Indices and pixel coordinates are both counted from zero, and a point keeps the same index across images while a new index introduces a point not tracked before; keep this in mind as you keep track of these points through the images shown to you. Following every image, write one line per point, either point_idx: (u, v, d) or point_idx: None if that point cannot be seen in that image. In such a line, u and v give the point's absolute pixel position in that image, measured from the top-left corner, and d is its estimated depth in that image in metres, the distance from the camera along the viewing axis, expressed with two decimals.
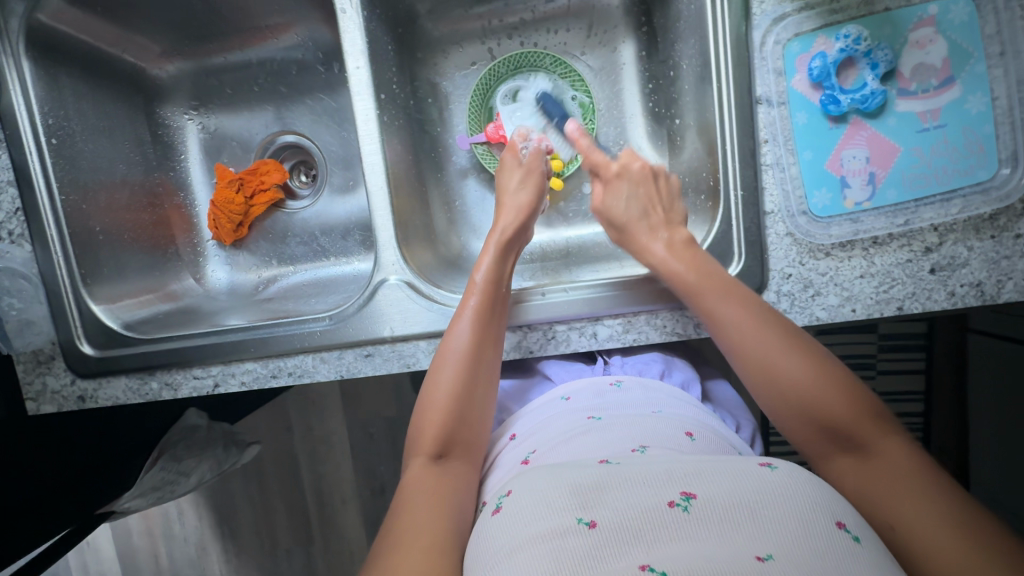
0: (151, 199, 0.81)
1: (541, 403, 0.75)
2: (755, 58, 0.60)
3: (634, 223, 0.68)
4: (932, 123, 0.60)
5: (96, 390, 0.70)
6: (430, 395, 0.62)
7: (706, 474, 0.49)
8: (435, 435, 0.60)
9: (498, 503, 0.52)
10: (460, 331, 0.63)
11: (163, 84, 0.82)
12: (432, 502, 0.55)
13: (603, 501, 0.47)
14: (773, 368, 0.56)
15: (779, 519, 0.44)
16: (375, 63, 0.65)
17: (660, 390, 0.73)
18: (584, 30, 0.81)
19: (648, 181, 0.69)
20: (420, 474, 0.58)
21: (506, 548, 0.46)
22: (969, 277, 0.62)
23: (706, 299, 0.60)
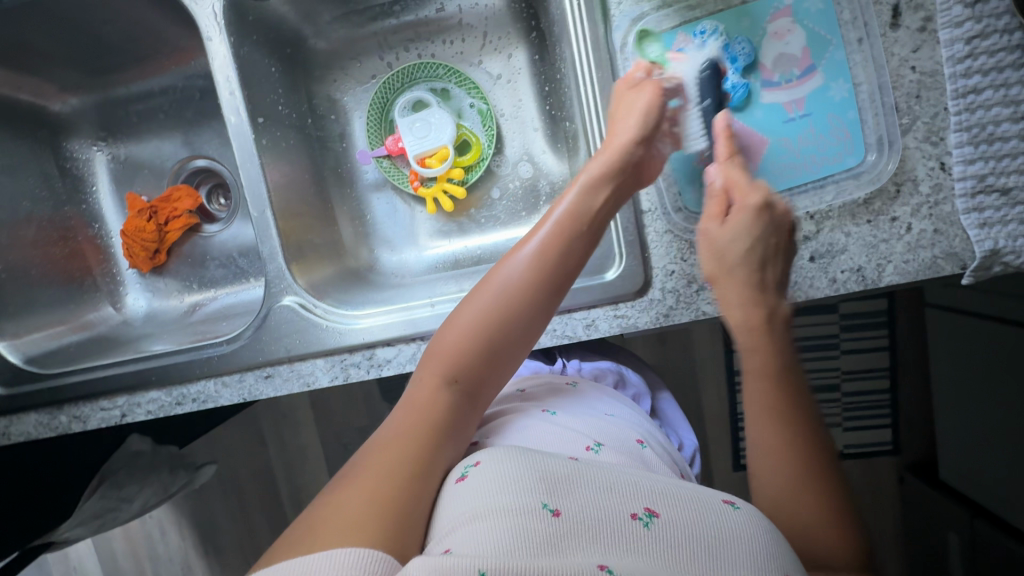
0: (62, 233, 0.82)
1: (496, 394, 0.76)
2: (618, 59, 0.61)
3: (731, 265, 0.58)
4: (798, 112, 0.60)
5: (8, 426, 0.71)
6: (457, 326, 0.58)
7: (673, 496, 0.50)
8: (452, 370, 0.56)
9: (465, 471, 0.50)
10: (513, 270, 0.59)
11: (67, 118, 0.83)
12: (403, 452, 0.51)
13: (570, 493, 0.47)
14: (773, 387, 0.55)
15: (734, 560, 0.45)
16: (251, 88, 0.66)
17: (612, 394, 0.76)
18: (479, 38, 0.81)
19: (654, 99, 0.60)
20: (423, 401, 0.55)
21: (465, 516, 0.46)
22: (849, 263, 0.61)
23: (723, 288, 0.59)
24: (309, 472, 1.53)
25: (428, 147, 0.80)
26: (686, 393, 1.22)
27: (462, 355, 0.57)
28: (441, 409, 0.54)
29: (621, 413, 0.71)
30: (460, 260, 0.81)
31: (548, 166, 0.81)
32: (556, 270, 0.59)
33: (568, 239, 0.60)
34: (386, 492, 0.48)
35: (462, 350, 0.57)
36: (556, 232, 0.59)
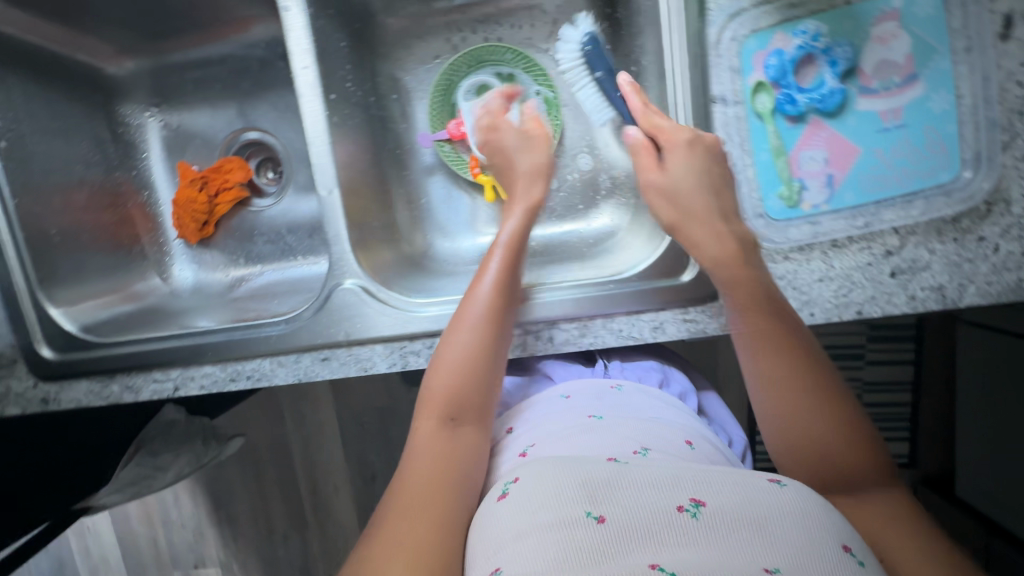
0: (112, 199, 0.80)
1: (538, 395, 0.75)
2: (711, 56, 0.58)
3: (695, 216, 0.62)
4: (893, 122, 0.58)
5: (59, 393, 0.71)
6: (439, 360, 0.63)
7: (716, 484, 0.50)
8: (445, 398, 0.61)
9: (504, 489, 0.55)
10: (476, 305, 0.63)
11: (122, 82, 0.81)
12: (434, 475, 0.57)
13: (614, 498, 0.49)
14: (784, 391, 0.61)
15: (789, 537, 0.46)
16: (324, 63, 0.64)
17: (659, 398, 0.73)
18: (548, 24, 0.79)
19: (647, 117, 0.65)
20: (427, 437, 0.60)
21: (515, 533, 0.49)
22: (930, 281, 0.60)
23: (734, 301, 0.61)
24: (327, 448, 1.53)
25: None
26: None
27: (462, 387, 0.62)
28: (449, 442, 0.60)
29: (669, 415, 0.70)
30: None
31: (611, 159, 0.79)
32: (505, 310, 0.64)
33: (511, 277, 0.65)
34: (432, 514, 0.55)
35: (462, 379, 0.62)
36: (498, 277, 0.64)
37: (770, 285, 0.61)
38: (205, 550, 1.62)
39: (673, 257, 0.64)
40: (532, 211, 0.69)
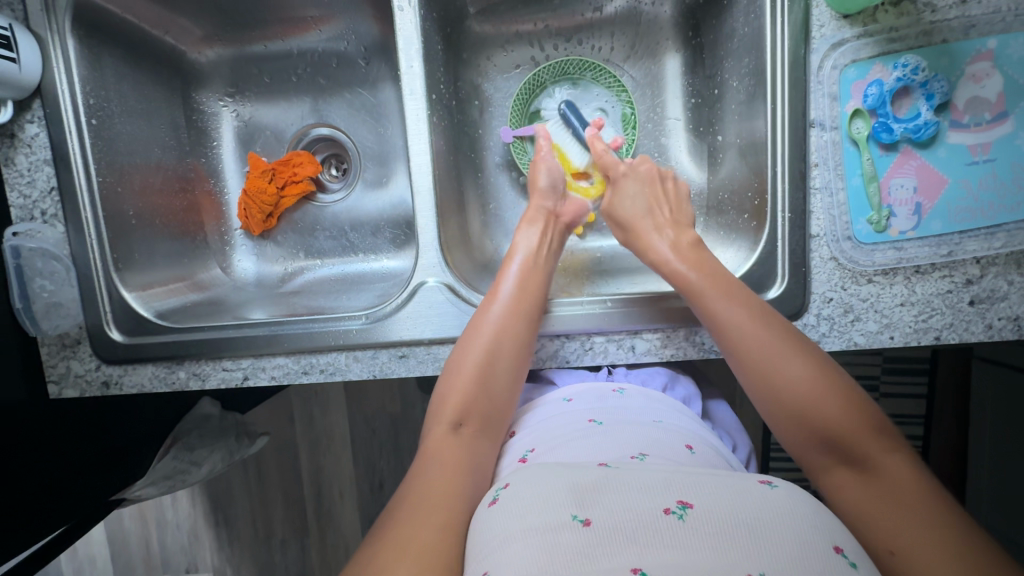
0: (183, 184, 0.80)
1: (542, 399, 0.72)
2: (811, 81, 0.61)
3: (639, 221, 0.70)
4: (982, 156, 0.60)
5: (121, 377, 0.69)
6: (454, 374, 0.63)
7: (704, 486, 0.49)
8: (457, 404, 0.61)
9: (495, 495, 0.53)
10: (489, 317, 0.64)
11: (201, 69, 0.81)
12: (446, 476, 0.56)
13: (599, 501, 0.48)
14: (773, 372, 0.57)
15: (777, 538, 0.44)
16: (427, 64, 0.65)
17: (665, 403, 0.70)
18: (628, 44, 0.81)
19: (656, 182, 0.72)
20: (439, 442, 0.60)
21: (498, 538, 0.47)
22: (1007, 311, 0.62)
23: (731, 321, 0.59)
24: (336, 453, 1.50)
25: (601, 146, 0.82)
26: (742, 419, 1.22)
27: (483, 395, 0.62)
28: (461, 446, 0.59)
29: (671, 420, 0.66)
30: (577, 257, 0.82)
31: (684, 174, 0.80)
32: (530, 311, 0.65)
33: (529, 286, 0.66)
34: (434, 537, 0.50)
35: (477, 384, 0.62)
36: (518, 280, 0.66)
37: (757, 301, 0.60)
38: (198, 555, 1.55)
39: (760, 273, 0.65)
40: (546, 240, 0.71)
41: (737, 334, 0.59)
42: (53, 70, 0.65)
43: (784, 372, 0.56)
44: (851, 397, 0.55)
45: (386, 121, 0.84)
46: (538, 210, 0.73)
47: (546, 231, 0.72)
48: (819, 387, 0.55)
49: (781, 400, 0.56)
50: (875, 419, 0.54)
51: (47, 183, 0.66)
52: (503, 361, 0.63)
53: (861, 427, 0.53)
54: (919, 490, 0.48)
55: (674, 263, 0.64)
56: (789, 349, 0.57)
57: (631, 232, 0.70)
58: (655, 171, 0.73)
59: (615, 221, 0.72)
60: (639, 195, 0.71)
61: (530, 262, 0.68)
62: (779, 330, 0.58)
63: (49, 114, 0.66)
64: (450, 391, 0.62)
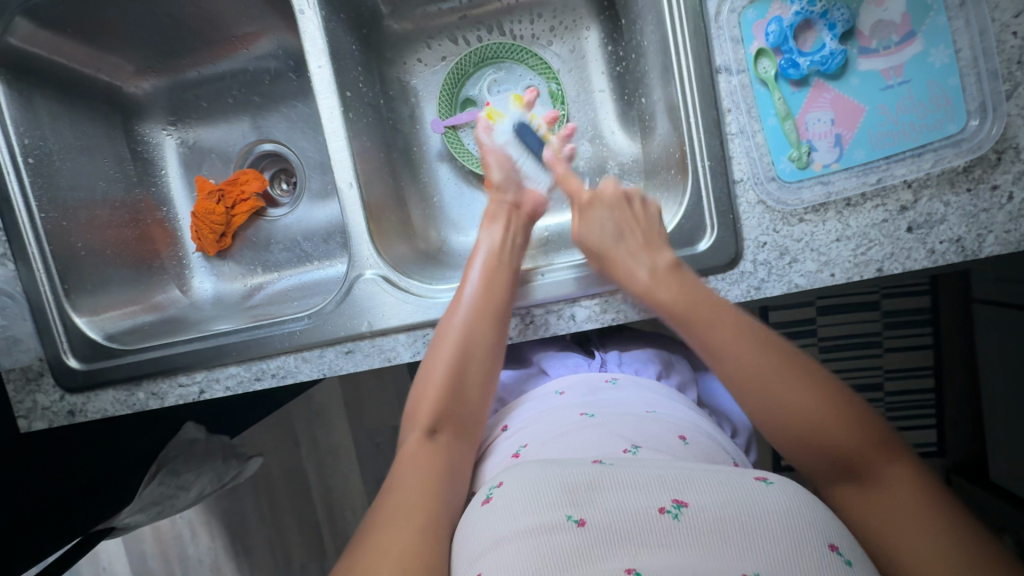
0: (133, 215, 0.82)
1: (536, 393, 0.73)
2: (711, 28, 0.61)
3: (611, 249, 0.64)
4: (896, 80, 0.59)
5: (85, 404, 0.70)
6: (425, 382, 0.63)
7: (701, 485, 0.48)
8: (430, 410, 0.62)
9: (487, 493, 0.52)
10: (455, 323, 0.64)
11: (140, 102, 0.84)
12: (421, 485, 0.55)
13: (596, 500, 0.47)
14: (769, 399, 0.55)
15: (773, 537, 0.44)
16: (337, 63, 0.66)
17: (656, 391, 0.71)
18: (550, 22, 0.81)
19: (623, 206, 0.68)
20: (414, 450, 0.60)
21: (490, 541, 0.46)
22: (948, 233, 0.60)
23: (714, 331, 0.58)
24: (342, 470, 1.50)
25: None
26: None
27: (453, 396, 0.62)
28: (442, 451, 0.59)
29: (663, 408, 0.67)
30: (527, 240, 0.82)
31: (617, 145, 0.81)
32: (496, 309, 0.64)
33: (492, 285, 0.65)
34: (415, 545, 0.49)
35: (447, 388, 0.62)
36: (480, 283, 0.65)
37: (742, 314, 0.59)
38: None
39: (689, 227, 0.64)
40: (507, 231, 0.70)
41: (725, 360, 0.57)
42: None
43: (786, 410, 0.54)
44: (850, 415, 0.53)
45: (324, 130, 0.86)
46: (498, 205, 0.73)
47: (508, 227, 0.71)
48: (807, 404, 0.54)
49: (792, 441, 0.54)
50: (873, 425, 0.53)
51: None
52: (474, 362, 0.63)
53: (863, 444, 0.52)
54: (930, 512, 0.47)
55: (654, 292, 0.60)
56: (781, 369, 0.55)
57: (606, 261, 0.64)
58: (620, 195, 0.69)
59: (590, 251, 0.66)
60: (609, 221, 0.67)
61: (494, 263, 0.67)
62: (772, 354, 0.56)
63: None
64: (422, 400, 0.63)
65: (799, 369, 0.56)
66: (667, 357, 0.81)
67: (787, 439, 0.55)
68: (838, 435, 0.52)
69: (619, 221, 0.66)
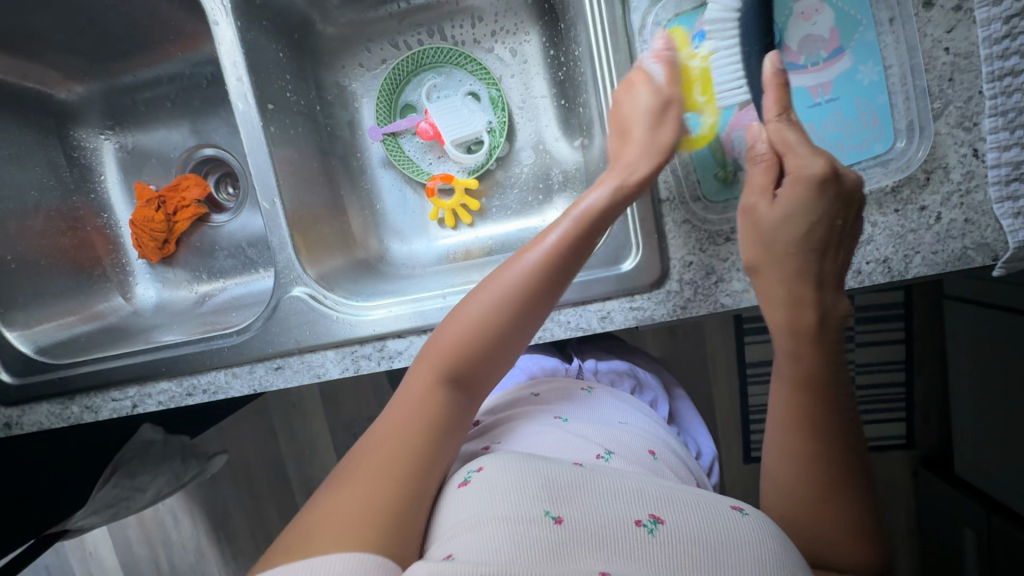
0: (71, 223, 0.81)
1: (508, 395, 0.73)
2: (638, 42, 0.61)
3: (779, 247, 0.53)
4: (824, 97, 0.58)
5: (21, 416, 0.71)
6: (443, 339, 0.56)
7: (678, 503, 0.48)
8: (436, 372, 0.54)
9: (466, 476, 0.50)
10: (511, 279, 0.56)
11: (73, 106, 0.82)
12: (407, 438, 0.50)
13: (571, 500, 0.46)
14: (804, 443, 0.52)
15: (740, 562, 0.44)
16: (259, 74, 0.64)
17: (629, 403, 0.72)
18: (490, 24, 0.79)
19: (807, 191, 0.51)
20: (403, 408, 0.53)
21: (467, 523, 0.45)
22: (874, 254, 0.59)
23: (806, 356, 0.53)
24: (321, 462, 1.52)
25: (471, 133, 0.78)
26: (698, 389, 1.17)
27: (467, 378, 0.55)
28: (434, 408, 0.53)
29: (635, 422, 0.67)
30: (472, 250, 0.80)
31: (561, 154, 0.79)
32: (534, 306, 0.56)
33: (553, 271, 0.56)
34: (375, 504, 0.46)
35: (460, 361, 0.55)
36: (548, 255, 0.56)
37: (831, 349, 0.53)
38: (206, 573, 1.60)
39: (615, 247, 0.64)
40: (622, 194, 0.57)
41: (805, 326, 0.53)
42: None
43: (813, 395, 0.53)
44: (857, 508, 0.51)
45: None
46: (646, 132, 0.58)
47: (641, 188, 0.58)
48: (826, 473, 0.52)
49: (796, 494, 0.52)
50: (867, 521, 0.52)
51: None
52: (501, 355, 0.57)
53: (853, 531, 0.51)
54: None
55: (773, 290, 0.54)
56: (819, 426, 0.52)
57: (756, 254, 0.54)
58: (818, 180, 0.51)
59: (758, 236, 0.54)
60: (797, 207, 0.52)
61: (582, 239, 0.57)
62: (819, 407, 0.53)
63: None
64: (432, 353, 0.56)
65: (846, 443, 0.52)
66: (643, 372, 0.82)
67: (795, 472, 0.53)
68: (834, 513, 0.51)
69: (798, 214, 0.52)
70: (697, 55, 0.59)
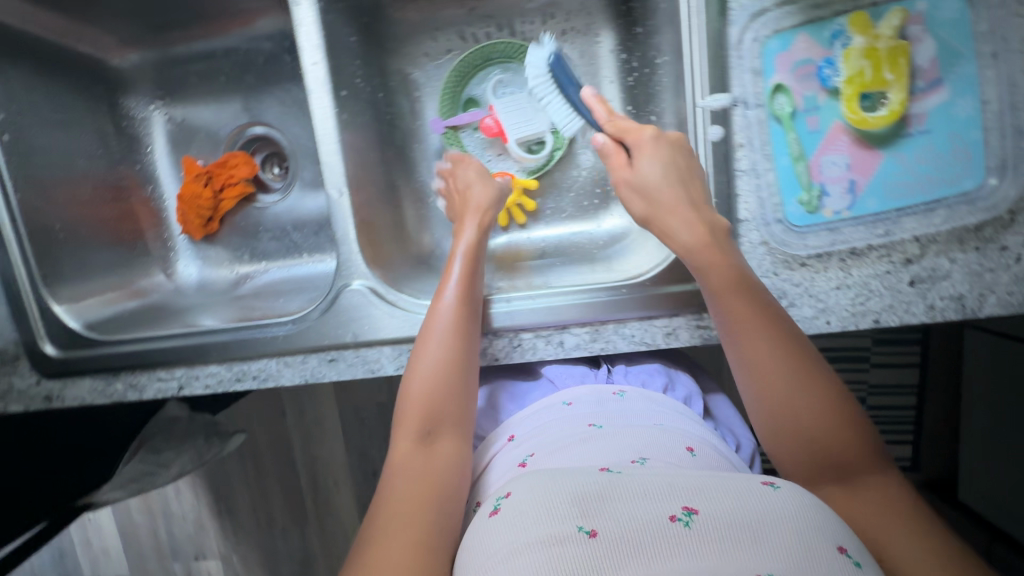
0: (116, 193, 0.79)
1: (534, 404, 0.71)
2: (732, 56, 0.57)
3: (663, 192, 0.58)
4: (918, 128, 0.56)
5: (62, 390, 0.70)
6: (411, 384, 0.61)
7: (709, 492, 0.46)
8: (419, 414, 0.59)
9: (496, 505, 0.50)
10: (441, 315, 0.61)
11: (125, 74, 0.80)
12: (416, 488, 0.55)
13: (604, 511, 0.45)
14: (789, 402, 0.53)
15: (785, 540, 0.42)
16: (334, 59, 0.62)
17: (663, 404, 0.68)
18: (560, 21, 0.77)
19: (677, 150, 0.59)
20: (408, 455, 0.58)
21: (506, 547, 0.44)
22: (950, 290, 0.58)
23: (749, 330, 0.54)
24: (329, 444, 1.44)
25: (534, 133, 0.78)
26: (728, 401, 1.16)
27: (446, 401, 0.60)
28: (434, 457, 0.57)
29: (671, 421, 0.65)
30: (523, 251, 0.79)
31: None
32: (474, 321, 0.62)
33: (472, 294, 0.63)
34: (409, 557, 0.49)
35: (436, 393, 0.60)
36: (461, 282, 0.63)
37: (784, 325, 0.55)
38: (205, 545, 1.54)
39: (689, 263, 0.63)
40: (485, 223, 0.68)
41: (732, 280, 0.55)
42: None
43: (785, 383, 0.53)
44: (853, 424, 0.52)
45: None
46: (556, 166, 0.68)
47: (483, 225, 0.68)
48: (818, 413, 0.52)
49: (801, 453, 0.53)
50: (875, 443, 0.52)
51: None
52: (465, 371, 0.61)
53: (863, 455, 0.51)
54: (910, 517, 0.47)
55: (704, 268, 0.56)
56: (800, 378, 0.53)
57: (657, 210, 0.59)
58: (676, 142, 0.59)
59: (635, 190, 0.60)
60: (659, 164, 0.58)
61: (470, 270, 0.64)
62: (793, 363, 0.54)
63: None
64: (409, 402, 0.60)
65: (818, 372, 0.54)
66: (672, 368, 0.77)
67: (792, 438, 0.53)
68: (845, 443, 0.51)
69: (666, 170, 0.58)
70: (882, 34, 0.54)
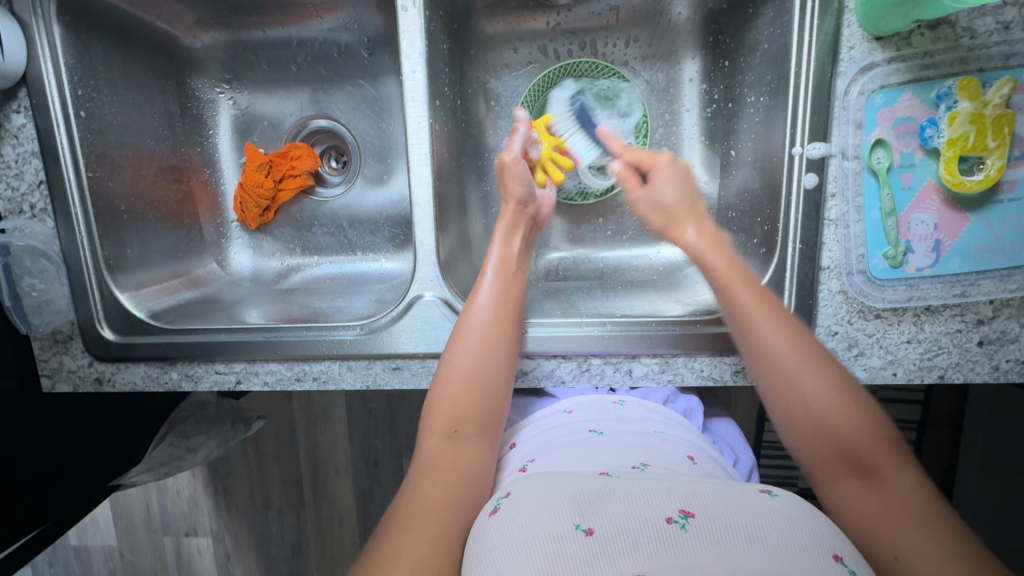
0: (177, 175, 0.78)
1: (540, 412, 0.68)
2: (836, 107, 0.58)
3: (676, 208, 0.63)
4: (1008, 195, 0.57)
5: (114, 374, 0.68)
6: (443, 382, 0.59)
7: (705, 494, 0.46)
8: (448, 411, 0.58)
9: (495, 504, 0.49)
10: (472, 320, 0.61)
11: (196, 55, 0.78)
12: (443, 485, 0.53)
13: (601, 510, 0.45)
14: (795, 385, 0.54)
15: (778, 545, 0.41)
16: (431, 68, 0.62)
17: (665, 416, 0.65)
18: (643, 45, 0.76)
19: (689, 176, 0.64)
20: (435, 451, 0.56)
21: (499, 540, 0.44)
22: (1016, 353, 0.60)
23: (760, 325, 0.56)
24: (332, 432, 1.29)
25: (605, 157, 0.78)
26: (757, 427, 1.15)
27: (477, 395, 0.59)
28: (461, 457, 0.56)
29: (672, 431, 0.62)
30: (582, 269, 0.80)
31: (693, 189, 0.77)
32: (509, 319, 0.61)
33: (510, 289, 0.63)
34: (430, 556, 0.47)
35: (470, 382, 0.59)
36: (497, 285, 0.63)
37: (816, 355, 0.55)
38: (197, 523, 1.35)
39: None
40: (514, 224, 0.66)
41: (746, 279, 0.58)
42: (39, 58, 0.63)
43: (793, 365, 0.55)
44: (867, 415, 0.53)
45: (387, 115, 0.81)
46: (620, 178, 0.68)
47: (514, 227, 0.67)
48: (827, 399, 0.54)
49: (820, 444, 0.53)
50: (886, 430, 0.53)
51: (36, 177, 0.65)
52: (495, 363, 0.60)
53: (875, 441, 0.52)
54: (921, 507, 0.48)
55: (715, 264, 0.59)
56: (810, 362, 0.54)
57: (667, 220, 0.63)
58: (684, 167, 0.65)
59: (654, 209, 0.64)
60: (678, 185, 0.63)
61: (506, 274, 0.64)
62: (801, 348, 0.55)
63: (36, 104, 0.64)
64: (438, 401, 0.59)
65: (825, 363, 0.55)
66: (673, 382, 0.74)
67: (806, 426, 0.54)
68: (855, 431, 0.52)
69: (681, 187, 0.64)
70: (989, 101, 0.54)
